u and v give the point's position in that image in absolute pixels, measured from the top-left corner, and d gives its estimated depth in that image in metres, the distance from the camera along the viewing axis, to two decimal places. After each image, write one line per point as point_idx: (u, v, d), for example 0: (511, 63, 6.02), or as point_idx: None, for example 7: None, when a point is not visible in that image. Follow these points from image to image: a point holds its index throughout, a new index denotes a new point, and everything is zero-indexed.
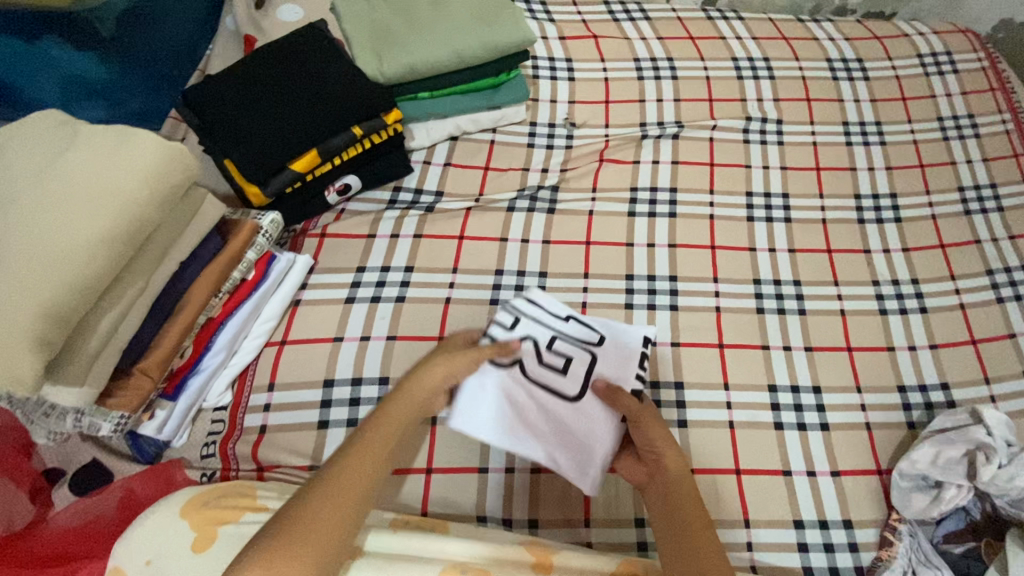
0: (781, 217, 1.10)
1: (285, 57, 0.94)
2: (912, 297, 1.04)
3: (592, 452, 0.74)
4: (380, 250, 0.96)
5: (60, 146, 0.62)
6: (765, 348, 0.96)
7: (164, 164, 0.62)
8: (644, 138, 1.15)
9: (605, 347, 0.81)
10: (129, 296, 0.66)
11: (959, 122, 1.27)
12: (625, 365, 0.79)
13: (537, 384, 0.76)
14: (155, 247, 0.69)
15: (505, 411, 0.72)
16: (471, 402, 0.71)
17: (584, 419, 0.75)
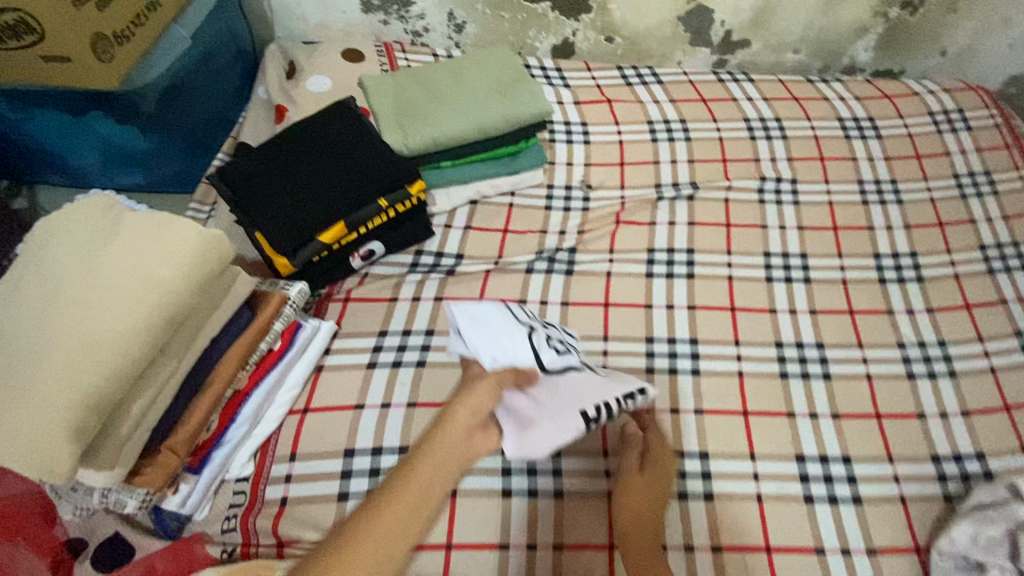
0: (800, 277, 1.10)
1: (316, 134, 0.98)
2: (940, 360, 1.02)
3: (540, 428, 0.71)
4: (402, 314, 0.97)
5: (99, 239, 0.65)
6: (790, 416, 0.94)
7: (200, 251, 0.65)
8: (659, 200, 1.18)
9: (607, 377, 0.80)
10: (161, 377, 0.68)
11: (975, 180, 1.27)
12: (617, 386, 0.76)
13: (530, 343, 0.79)
14: (187, 329, 0.71)
15: (486, 338, 0.78)
16: (472, 317, 0.80)
17: (548, 397, 0.75)
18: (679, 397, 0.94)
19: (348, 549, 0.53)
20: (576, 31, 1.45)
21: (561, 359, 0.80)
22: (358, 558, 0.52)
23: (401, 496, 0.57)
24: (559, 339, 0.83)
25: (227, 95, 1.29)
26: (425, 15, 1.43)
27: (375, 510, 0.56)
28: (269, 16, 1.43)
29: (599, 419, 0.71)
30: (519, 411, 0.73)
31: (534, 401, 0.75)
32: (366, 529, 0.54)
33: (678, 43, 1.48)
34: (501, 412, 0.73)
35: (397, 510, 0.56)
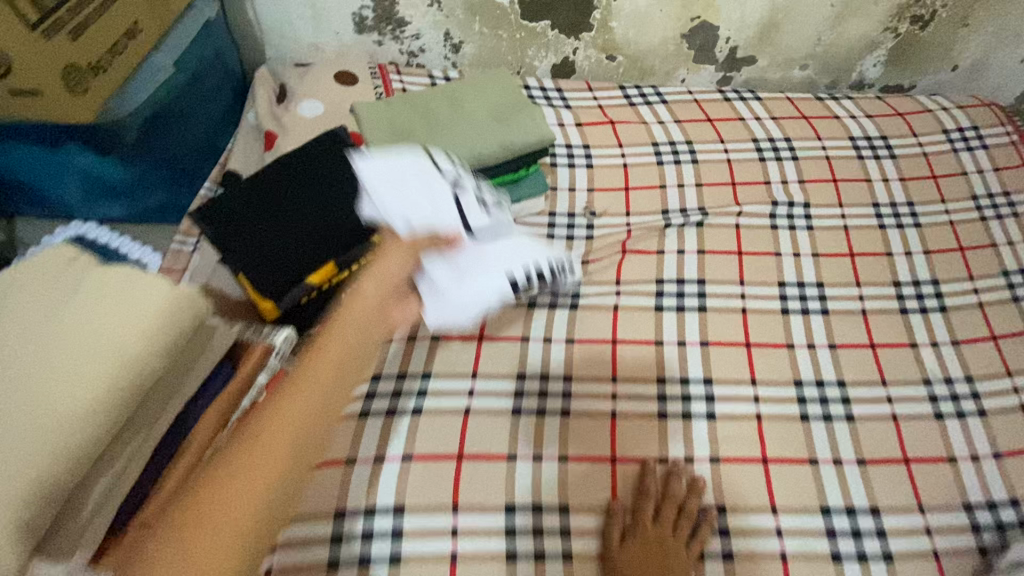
0: (817, 308, 1.04)
1: (308, 168, 0.93)
2: (968, 398, 0.96)
3: (452, 297, 0.86)
4: (396, 356, 0.93)
5: (57, 304, 0.59)
6: (813, 463, 0.88)
7: (167, 307, 0.60)
8: (666, 227, 1.12)
9: (531, 240, 0.97)
10: (129, 450, 0.63)
11: (994, 201, 1.22)
12: (538, 253, 0.94)
13: (441, 207, 0.87)
14: (156, 395, 0.66)
15: (396, 197, 0.85)
16: (383, 176, 0.87)
17: (461, 266, 0.88)
18: (694, 443, 0.88)
19: (247, 449, 0.54)
20: (576, 50, 1.40)
21: (470, 218, 0.90)
22: (261, 454, 0.54)
23: (297, 398, 0.59)
24: (480, 198, 0.92)
25: (214, 120, 1.24)
26: (420, 35, 1.38)
27: (271, 413, 0.57)
28: (259, 37, 1.39)
29: (520, 285, 0.92)
30: (435, 282, 0.85)
31: (448, 270, 0.86)
32: (267, 427, 0.56)
33: (681, 60, 1.43)
34: (421, 282, 0.84)
35: (294, 410, 0.58)
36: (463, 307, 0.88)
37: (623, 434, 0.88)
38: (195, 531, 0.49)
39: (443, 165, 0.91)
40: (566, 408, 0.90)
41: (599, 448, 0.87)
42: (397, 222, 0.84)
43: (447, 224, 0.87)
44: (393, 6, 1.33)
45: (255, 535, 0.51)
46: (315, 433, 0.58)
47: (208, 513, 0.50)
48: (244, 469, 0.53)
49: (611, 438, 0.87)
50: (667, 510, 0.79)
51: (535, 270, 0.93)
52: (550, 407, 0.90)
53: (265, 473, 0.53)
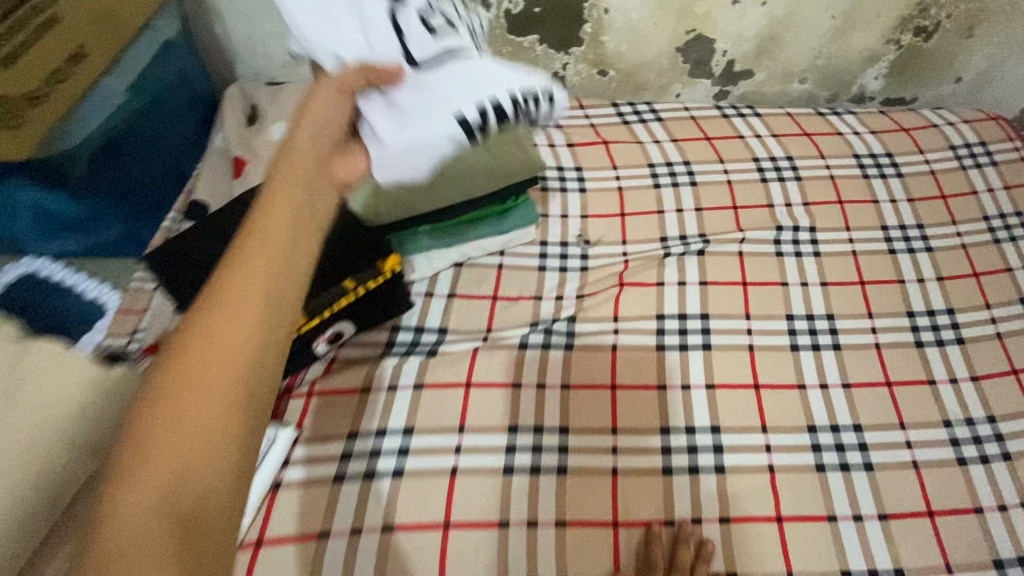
0: (828, 343, 0.98)
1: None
2: (992, 440, 0.90)
3: (408, 145, 0.68)
4: (375, 408, 0.85)
5: (2, 391, 0.60)
6: (831, 520, 0.82)
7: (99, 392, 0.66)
8: (666, 256, 1.05)
9: (510, 67, 0.73)
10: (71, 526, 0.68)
11: (1007, 222, 1.16)
12: (506, 83, 0.71)
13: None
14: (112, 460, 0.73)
15: (322, 22, 0.71)
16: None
17: (414, 104, 0.69)
18: (702, 502, 0.81)
19: (159, 436, 0.38)
20: (566, 65, 1.33)
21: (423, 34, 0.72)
22: (185, 441, 0.38)
23: (206, 357, 0.41)
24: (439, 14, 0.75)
25: (179, 147, 1.15)
26: None
27: (173, 380, 0.40)
28: (229, 55, 1.30)
29: (478, 126, 0.68)
30: (384, 125, 0.69)
31: (401, 109, 0.69)
32: (177, 401, 0.39)
33: (676, 75, 1.37)
34: (366, 125, 0.69)
35: (210, 375, 0.40)
36: (412, 157, 0.69)
37: (626, 494, 0.81)
38: (125, 567, 0.35)
39: None
40: (563, 465, 0.83)
41: (600, 511, 0.80)
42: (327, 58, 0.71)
43: (390, 53, 0.71)
44: None
45: (218, 542, 0.38)
46: (255, 396, 0.41)
47: (137, 536, 0.36)
48: (170, 465, 0.38)
49: (612, 500, 0.81)
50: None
51: (500, 108, 0.69)
52: (545, 464, 0.83)
53: (203, 463, 0.38)
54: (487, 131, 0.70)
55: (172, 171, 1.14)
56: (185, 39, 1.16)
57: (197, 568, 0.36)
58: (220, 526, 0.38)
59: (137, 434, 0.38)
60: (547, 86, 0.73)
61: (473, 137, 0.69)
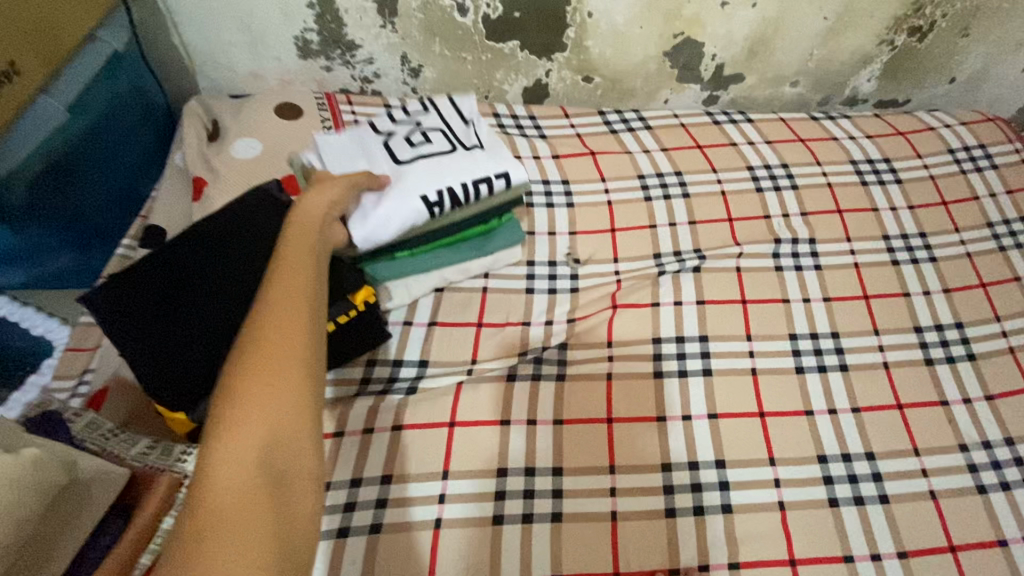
0: (835, 364, 0.92)
1: (240, 235, 0.76)
2: (1011, 464, 0.85)
3: (388, 217, 0.79)
4: (350, 454, 0.77)
5: None
6: (849, 561, 0.75)
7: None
8: (661, 274, 0.99)
9: (482, 157, 0.88)
10: None
11: (1011, 228, 1.12)
12: (467, 171, 0.85)
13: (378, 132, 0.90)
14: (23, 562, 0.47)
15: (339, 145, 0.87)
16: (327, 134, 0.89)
17: (396, 189, 0.81)
18: (709, 546, 0.75)
19: (247, 410, 0.46)
20: (549, 72, 1.27)
21: (411, 149, 0.88)
22: (269, 414, 0.47)
23: (275, 357, 0.49)
24: (429, 135, 0.91)
25: (130, 168, 1.07)
26: (374, 59, 1.23)
27: (256, 366, 0.48)
28: (190, 67, 1.22)
29: (439, 204, 0.82)
30: (366, 203, 0.80)
31: (384, 194, 0.81)
32: (259, 381, 0.47)
33: (664, 80, 1.31)
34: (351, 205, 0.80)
35: (286, 359, 0.49)
36: (393, 226, 0.79)
37: (628, 541, 0.74)
38: (232, 519, 0.41)
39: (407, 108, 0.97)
40: (558, 511, 0.76)
41: (598, 563, 0.72)
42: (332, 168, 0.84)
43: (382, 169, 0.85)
44: (340, 28, 1.17)
45: (299, 502, 0.47)
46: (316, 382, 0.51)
47: (237, 496, 0.42)
48: (259, 435, 0.46)
49: (612, 549, 0.73)
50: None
51: (458, 191, 0.83)
52: (538, 510, 0.75)
53: (286, 432, 0.47)
54: (449, 205, 0.84)
55: (123, 194, 1.06)
56: (136, 51, 1.08)
57: (287, 519, 0.44)
58: (297, 490, 0.47)
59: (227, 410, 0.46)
60: (505, 170, 0.87)
61: (436, 213, 0.83)
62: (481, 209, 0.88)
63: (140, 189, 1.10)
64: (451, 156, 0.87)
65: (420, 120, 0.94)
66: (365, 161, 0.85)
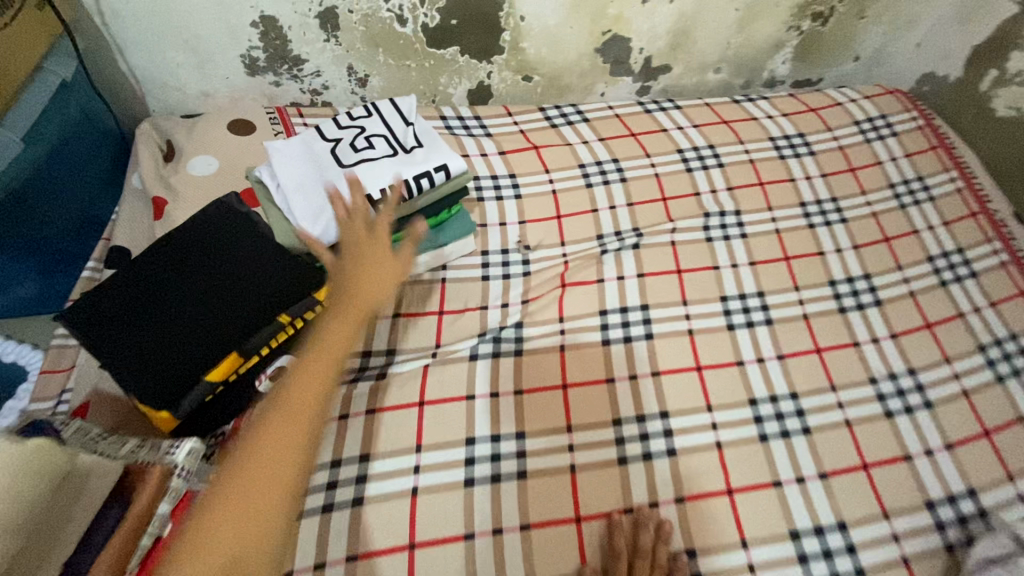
0: (762, 320, 1.03)
1: (198, 245, 0.81)
2: (914, 391, 0.97)
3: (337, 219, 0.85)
4: (329, 439, 0.84)
5: None
6: (778, 486, 0.86)
7: (25, 475, 0.49)
8: (603, 253, 1.08)
9: (421, 156, 0.94)
10: None
11: (911, 188, 1.26)
12: (406, 168, 0.92)
13: (324, 139, 0.95)
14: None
15: (288, 158, 0.92)
16: (276, 147, 0.93)
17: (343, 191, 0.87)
18: (658, 485, 0.84)
19: (218, 522, 0.53)
20: (490, 73, 1.35)
21: (356, 155, 0.94)
22: (235, 538, 0.53)
23: (254, 476, 0.55)
24: (372, 140, 0.96)
25: (88, 194, 1.10)
26: (321, 72, 1.29)
27: (238, 484, 0.55)
28: (137, 90, 1.25)
29: (384, 200, 0.89)
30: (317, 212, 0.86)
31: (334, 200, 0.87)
32: (234, 502, 0.54)
33: (598, 74, 1.41)
34: (302, 214, 0.87)
35: (265, 480, 0.56)
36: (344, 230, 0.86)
37: (586, 488, 0.83)
38: None
39: (353, 113, 1.00)
40: (523, 469, 0.84)
41: (562, 510, 0.81)
42: (283, 182, 0.89)
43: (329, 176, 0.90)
44: (285, 44, 1.23)
45: None
46: (290, 505, 0.56)
47: None
48: (223, 553, 0.52)
49: (573, 497, 0.82)
50: (640, 564, 0.74)
51: (401, 189, 0.90)
52: (506, 471, 0.84)
53: (246, 556, 0.52)
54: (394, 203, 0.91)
55: (84, 219, 1.09)
56: (85, 78, 1.11)
57: None
58: None
59: (202, 526, 0.53)
60: (441, 164, 0.93)
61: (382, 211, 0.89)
62: (425, 201, 0.95)
63: (101, 214, 1.13)
64: (392, 158, 0.93)
65: (362, 123, 0.99)
66: (314, 169, 0.91)
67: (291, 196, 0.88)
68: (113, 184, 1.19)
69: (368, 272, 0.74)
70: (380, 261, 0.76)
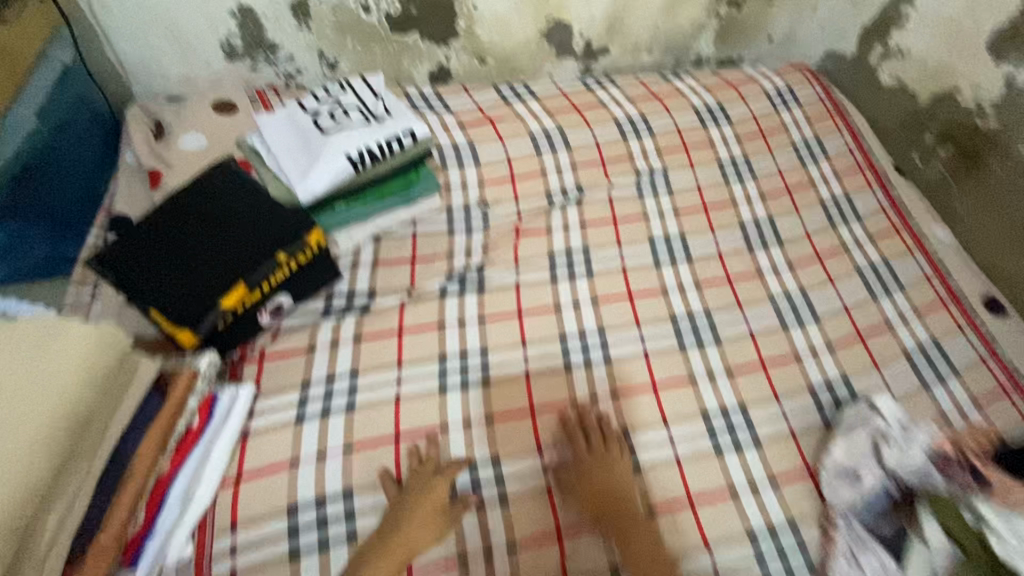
0: (683, 257, 1.24)
1: (200, 200, 0.96)
2: (805, 307, 1.19)
3: (321, 176, 1.03)
4: (322, 362, 0.99)
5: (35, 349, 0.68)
6: (692, 381, 1.06)
7: (96, 355, 0.71)
8: (551, 207, 1.28)
9: (390, 124, 1.12)
10: (84, 469, 0.69)
11: (809, 148, 1.49)
12: (378, 134, 1.09)
13: (306, 111, 1.12)
14: (94, 428, 0.71)
15: (276, 130, 1.09)
16: (267, 122, 1.11)
17: (325, 153, 1.05)
18: (596, 384, 1.04)
19: None
20: (448, 56, 1.51)
21: (334, 124, 1.10)
22: None
23: None
24: (347, 111, 1.13)
25: (87, 169, 1.22)
26: (295, 57, 1.43)
27: None
28: (126, 79, 1.38)
29: (361, 161, 1.07)
30: (304, 171, 1.04)
31: (318, 161, 1.05)
32: None
33: (545, 57, 1.59)
34: (291, 174, 1.04)
35: None
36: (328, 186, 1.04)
37: (538, 389, 1.02)
38: None
39: (328, 89, 1.17)
40: (487, 377, 1.02)
41: (519, 405, 1.00)
42: (273, 149, 1.07)
43: (313, 142, 1.08)
44: (262, 32, 1.36)
45: None
46: None
47: None
48: None
49: (528, 396, 1.01)
50: (595, 440, 0.94)
51: (374, 150, 1.08)
52: (472, 379, 1.02)
53: None
54: (369, 162, 1.08)
55: (85, 191, 1.21)
56: (80, 65, 1.23)
57: None
58: None
59: None
60: (408, 129, 1.11)
61: (359, 168, 1.07)
62: (394, 160, 1.12)
63: (99, 188, 1.25)
64: (365, 125, 1.10)
65: (338, 97, 1.15)
66: (299, 138, 1.08)
67: (281, 160, 1.06)
68: (108, 162, 1.31)
69: (407, 538, 0.80)
70: (424, 524, 0.81)
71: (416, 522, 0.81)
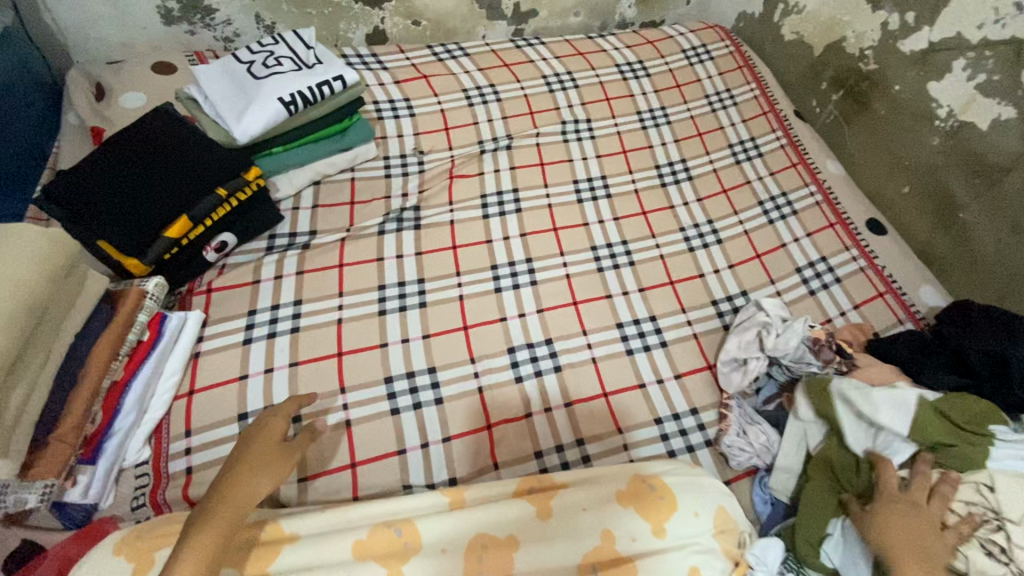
0: (603, 195, 1.36)
1: (137, 142, 1.02)
2: (710, 233, 1.33)
3: (254, 116, 1.09)
4: (266, 294, 1.06)
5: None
6: (609, 298, 1.19)
7: (48, 251, 0.77)
8: (482, 153, 1.37)
9: (320, 70, 1.18)
10: (44, 353, 0.77)
11: (720, 97, 1.63)
12: (310, 78, 1.15)
13: (240, 64, 1.19)
14: (52, 317, 0.79)
15: (212, 79, 1.15)
16: (203, 72, 1.17)
17: (258, 97, 1.11)
18: (523, 303, 1.15)
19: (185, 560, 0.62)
20: (383, 19, 1.58)
21: (267, 72, 1.17)
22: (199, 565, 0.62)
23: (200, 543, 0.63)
24: (279, 61, 1.19)
25: (32, 127, 1.25)
26: (232, 21, 1.48)
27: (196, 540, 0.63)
28: (65, 44, 1.40)
29: (293, 103, 1.12)
30: (238, 113, 1.10)
31: (252, 103, 1.10)
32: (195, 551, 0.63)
33: (476, 19, 1.68)
34: (227, 116, 1.10)
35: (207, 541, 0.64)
36: (261, 126, 1.09)
37: (471, 310, 1.13)
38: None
39: (262, 44, 1.23)
40: (423, 301, 1.12)
41: (453, 324, 1.10)
42: (209, 97, 1.13)
43: (247, 89, 1.14)
44: None
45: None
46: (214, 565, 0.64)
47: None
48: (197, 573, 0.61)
49: (461, 316, 1.11)
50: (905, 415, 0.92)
51: (306, 93, 1.14)
52: (410, 303, 1.11)
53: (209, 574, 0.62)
54: (302, 105, 1.14)
55: (30, 149, 1.24)
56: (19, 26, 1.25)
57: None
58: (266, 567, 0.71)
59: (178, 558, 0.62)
60: (338, 75, 1.18)
61: (292, 111, 1.13)
62: (327, 106, 1.19)
63: (44, 148, 1.28)
64: (298, 72, 1.16)
65: (272, 50, 1.22)
66: (234, 86, 1.15)
67: (217, 105, 1.12)
68: (52, 123, 1.34)
69: (241, 484, 0.69)
70: (260, 466, 0.72)
71: (253, 461, 0.72)
